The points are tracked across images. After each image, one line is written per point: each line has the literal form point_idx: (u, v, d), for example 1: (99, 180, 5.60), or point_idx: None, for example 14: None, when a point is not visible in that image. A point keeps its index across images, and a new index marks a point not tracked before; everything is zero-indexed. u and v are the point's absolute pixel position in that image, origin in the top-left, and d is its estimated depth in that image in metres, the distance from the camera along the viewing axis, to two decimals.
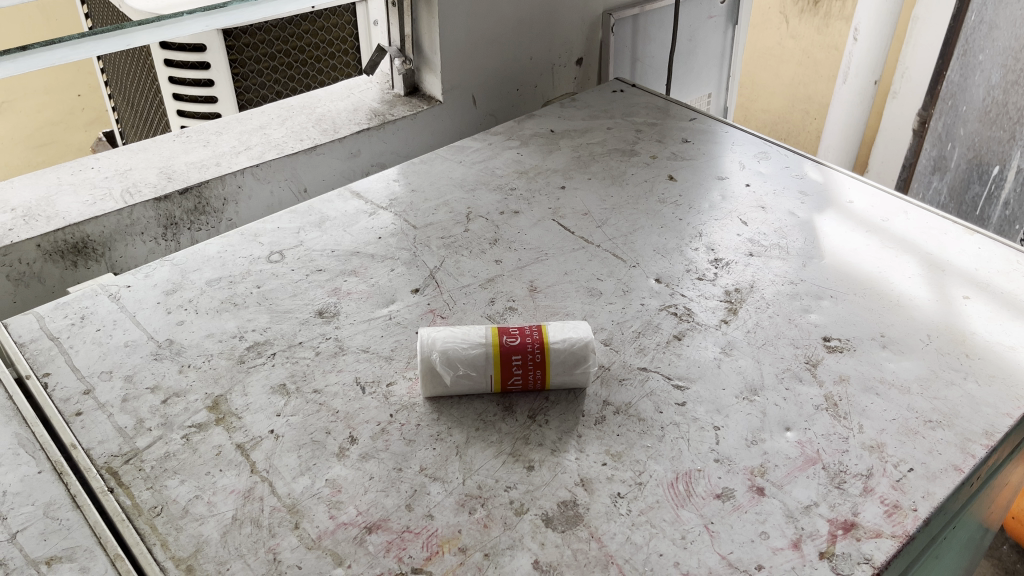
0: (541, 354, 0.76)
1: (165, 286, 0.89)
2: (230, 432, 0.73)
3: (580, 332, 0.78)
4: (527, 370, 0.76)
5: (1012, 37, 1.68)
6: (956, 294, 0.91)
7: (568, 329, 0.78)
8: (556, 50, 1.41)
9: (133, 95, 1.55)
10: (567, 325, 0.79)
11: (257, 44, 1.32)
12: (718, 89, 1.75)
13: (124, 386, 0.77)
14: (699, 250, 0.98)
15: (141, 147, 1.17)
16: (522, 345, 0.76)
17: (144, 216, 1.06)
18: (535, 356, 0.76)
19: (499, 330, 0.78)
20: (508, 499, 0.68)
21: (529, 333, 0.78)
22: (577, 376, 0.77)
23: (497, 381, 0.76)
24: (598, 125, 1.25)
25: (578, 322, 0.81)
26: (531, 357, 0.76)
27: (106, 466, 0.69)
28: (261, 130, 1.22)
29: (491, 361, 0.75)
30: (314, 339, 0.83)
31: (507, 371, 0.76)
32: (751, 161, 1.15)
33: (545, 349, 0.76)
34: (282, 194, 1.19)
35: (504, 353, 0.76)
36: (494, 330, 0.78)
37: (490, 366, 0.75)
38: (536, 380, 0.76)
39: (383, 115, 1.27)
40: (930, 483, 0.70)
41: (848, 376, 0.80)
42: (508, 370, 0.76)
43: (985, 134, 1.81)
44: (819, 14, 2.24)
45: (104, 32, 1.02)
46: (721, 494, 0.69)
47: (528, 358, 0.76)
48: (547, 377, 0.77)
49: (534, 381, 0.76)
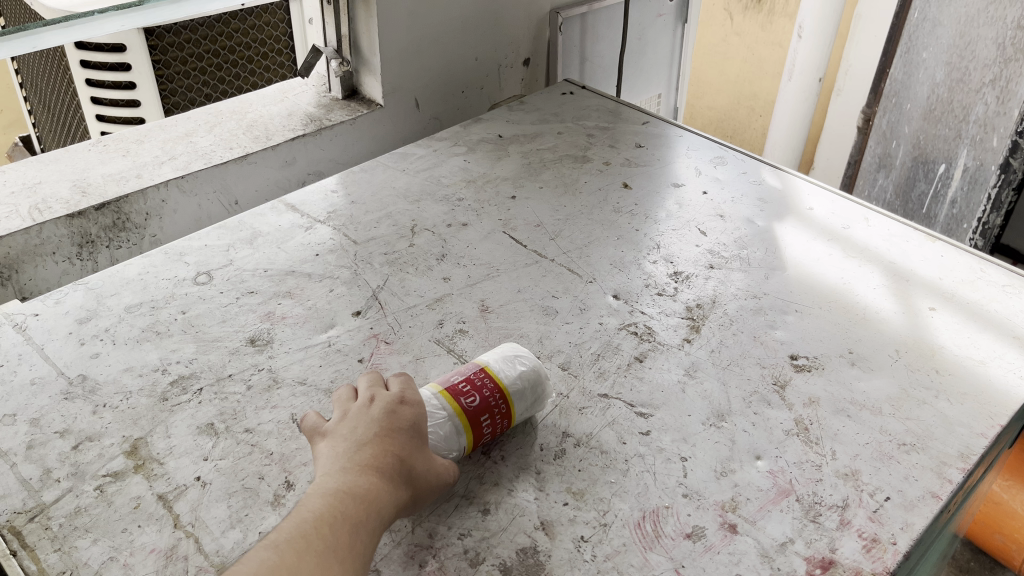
0: (506, 405, 0.69)
1: (78, 313, 0.81)
2: (150, 481, 0.65)
3: (525, 362, 0.72)
4: (496, 424, 0.69)
5: (956, 34, 1.67)
6: (922, 305, 0.87)
7: (515, 363, 0.72)
8: (503, 50, 1.35)
9: (49, 99, 1.44)
10: (506, 358, 0.73)
11: (183, 44, 1.23)
12: (668, 89, 1.72)
13: (30, 431, 0.68)
14: (657, 263, 0.93)
15: (54, 158, 1.08)
16: (486, 402, 0.69)
17: (56, 234, 0.97)
18: (500, 408, 0.69)
19: (448, 391, 0.69)
20: (462, 548, 0.62)
21: (479, 382, 0.70)
22: (533, 400, 0.71)
23: (469, 447, 0.68)
24: (548, 130, 1.20)
25: (509, 349, 0.74)
26: (497, 409, 0.69)
27: (8, 525, 0.61)
28: (187, 138, 1.14)
29: (463, 430, 0.67)
30: (245, 371, 0.75)
31: (478, 431, 0.68)
32: (707, 166, 1.11)
33: (506, 395, 0.69)
34: (210, 206, 1.11)
35: (470, 417, 0.68)
36: (443, 392, 0.69)
37: (461, 436, 0.67)
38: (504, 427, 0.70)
39: (319, 120, 1.19)
40: (909, 513, 0.66)
41: (817, 397, 0.76)
42: (477, 432, 0.68)
43: (930, 132, 1.80)
44: (764, 11, 2.22)
45: (8, 34, 0.93)
46: (691, 534, 0.64)
47: (495, 412, 0.69)
48: (514, 422, 0.70)
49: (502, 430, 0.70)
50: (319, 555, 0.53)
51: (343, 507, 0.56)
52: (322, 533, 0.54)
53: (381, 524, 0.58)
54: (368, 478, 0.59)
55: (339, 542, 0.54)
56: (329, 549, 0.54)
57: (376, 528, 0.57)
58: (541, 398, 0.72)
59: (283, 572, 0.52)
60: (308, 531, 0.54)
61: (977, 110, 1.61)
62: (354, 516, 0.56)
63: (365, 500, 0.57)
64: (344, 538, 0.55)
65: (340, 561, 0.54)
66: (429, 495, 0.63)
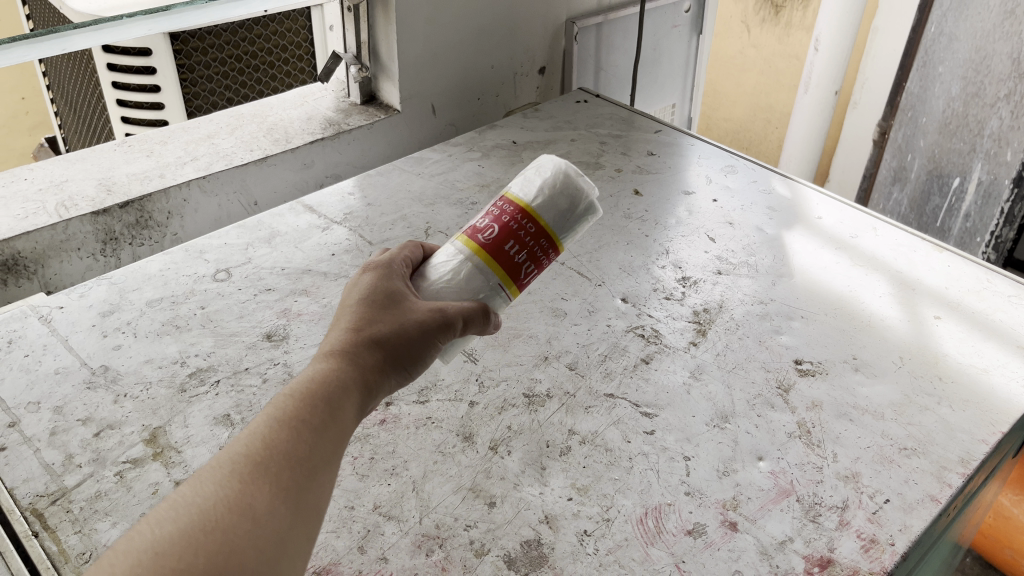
0: (531, 221, 0.64)
1: (101, 307, 0.83)
2: (168, 468, 0.67)
3: (545, 175, 0.66)
4: (530, 246, 0.64)
5: (971, 48, 1.68)
6: (927, 314, 0.89)
7: (535, 176, 0.66)
8: (519, 59, 1.37)
9: (76, 101, 1.48)
10: (528, 177, 0.67)
11: (207, 49, 1.27)
12: (682, 99, 1.73)
13: (53, 418, 0.71)
14: (666, 268, 0.95)
15: (80, 157, 1.11)
16: (506, 229, 0.64)
17: (81, 231, 1.00)
18: (529, 229, 0.64)
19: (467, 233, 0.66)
20: (468, 539, 0.64)
21: (500, 211, 0.65)
22: (567, 204, 0.65)
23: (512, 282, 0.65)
24: (562, 137, 1.22)
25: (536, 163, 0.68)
26: (524, 232, 0.64)
27: (31, 507, 0.63)
28: (209, 140, 1.17)
29: (488, 266, 0.64)
30: (262, 364, 0.78)
31: (505, 262, 0.64)
32: (718, 175, 1.13)
33: (528, 214, 0.64)
34: (230, 207, 1.13)
35: (491, 249, 0.64)
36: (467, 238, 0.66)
37: (492, 276, 0.64)
38: (540, 245, 0.65)
39: (338, 124, 1.22)
40: (908, 515, 0.67)
41: (820, 401, 0.78)
42: (507, 261, 0.64)
43: (945, 145, 1.81)
44: (781, 23, 2.24)
45: (39, 36, 0.96)
46: (692, 531, 0.65)
47: (523, 236, 0.64)
48: (553, 235, 0.65)
49: (540, 250, 0.65)
50: (269, 469, 0.45)
51: (289, 409, 0.48)
52: (271, 443, 0.46)
53: (342, 415, 0.50)
54: (314, 371, 0.52)
55: (288, 445, 0.46)
56: (282, 458, 0.45)
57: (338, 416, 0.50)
58: (580, 194, 0.66)
59: (234, 498, 0.43)
60: (249, 448, 0.45)
61: (992, 124, 1.62)
62: (302, 414, 0.48)
63: (314, 394, 0.49)
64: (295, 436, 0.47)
65: (295, 470, 0.45)
66: (413, 354, 0.56)
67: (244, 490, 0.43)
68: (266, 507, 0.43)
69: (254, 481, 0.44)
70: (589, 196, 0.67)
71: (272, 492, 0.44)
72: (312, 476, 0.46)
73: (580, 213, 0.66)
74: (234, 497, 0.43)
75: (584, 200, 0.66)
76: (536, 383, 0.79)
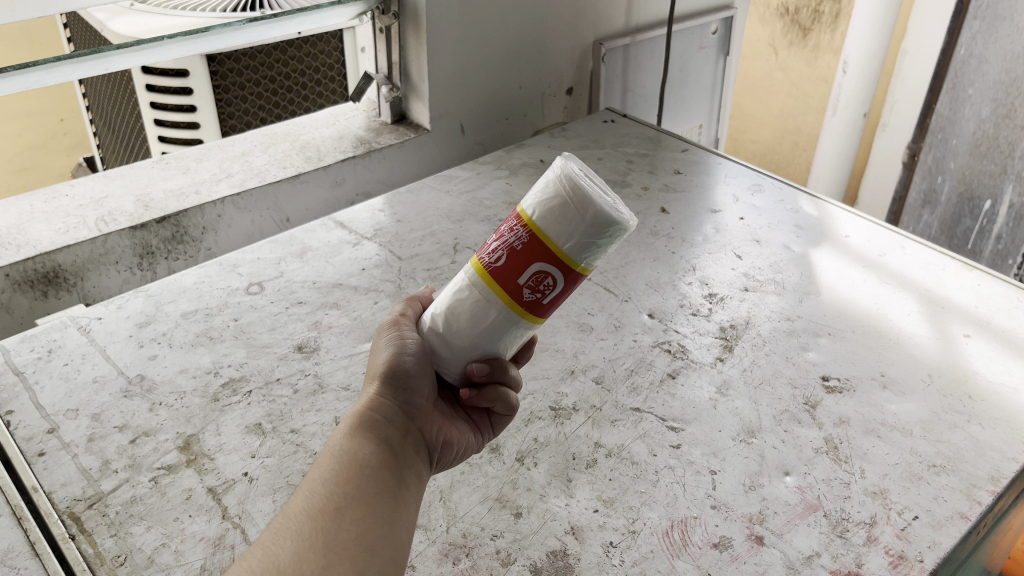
0: (517, 218, 0.59)
1: (138, 318, 0.86)
2: (201, 475, 0.68)
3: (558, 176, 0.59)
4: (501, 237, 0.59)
5: (1002, 70, 1.67)
6: (956, 331, 0.88)
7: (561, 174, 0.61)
8: (547, 79, 1.39)
9: (114, 120, 1.51)
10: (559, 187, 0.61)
11: (241, 70, 1.29)
12: (709, 120, 1.74)
13: (91, 425, 0.73)
14: (692, 285, 0.95)
15: (119, 174, 1.14)
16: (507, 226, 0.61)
17: (119, 245, 1.03)
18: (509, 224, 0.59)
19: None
20: (494, 548, 0.64)
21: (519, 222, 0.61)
22: (553, 194, 0.56)
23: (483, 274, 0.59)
24: (589, 155, 1.23)
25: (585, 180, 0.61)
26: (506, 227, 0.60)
27: (69, 510, 0.65)
28: (243, 158, 1.19)
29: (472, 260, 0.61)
30: (293, 375, 0.79)
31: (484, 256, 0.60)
32: (745, 194, 1.13)
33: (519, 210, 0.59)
34: (263, 222, 1.16)
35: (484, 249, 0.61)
36: None
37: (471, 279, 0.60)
38: (516, 238, 0.57)
39: (369, 143, 1.24)
40: (936, 532, 0.66)
41: (847, 418, 0.77)
42: (485, 254, 0.59)
43: (975, 167, 1.80)
44: (809, 46, 2.24)
45: (81, 56, 0.98)
46: (718, 544, 0.65)
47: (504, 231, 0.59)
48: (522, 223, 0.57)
49: (514, 242, 0.57)
50: (294, 529, 0.49)
51: (307, 476, 0.53)
52: (293, 509, 0.51)
53: (358, 452, 0.55)
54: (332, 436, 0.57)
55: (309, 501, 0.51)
56: (305, 515, 0.50)
57: (355, 458, 0.54)
58: (570, 187, 0.56)
59: (264, 562, 0.47)
60: (277, 524, 0.50)
61: None
62: (316, 473, 0.53)
63: (327, 453, 0.55)
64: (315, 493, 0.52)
65: (317, 519, 0.50)
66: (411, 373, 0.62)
67: (274, 550, 0.48)
68: (293, 559, 0.47)
69: (283, 539, 0.49)
70: (569, 182, 0.56)
71: (297, 545, 0.48)
72: (339, 515, 0.50)
73: (578, 210, 0.55)
74: (263, 563, 0.47)
75: (576, 192, 0.56)
76: (563, 396, 0.79)
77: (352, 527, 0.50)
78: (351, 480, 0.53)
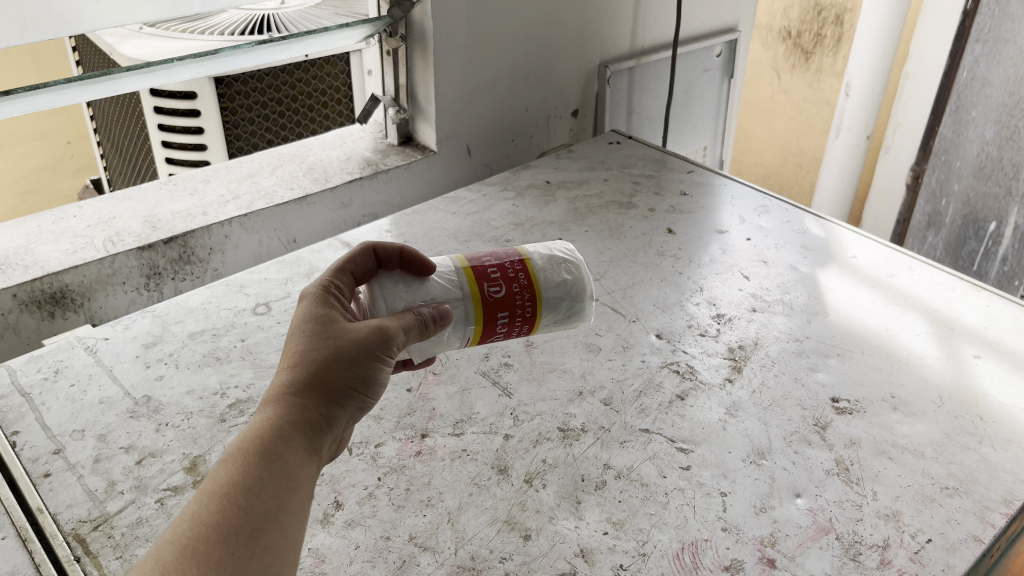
0: (530, 308, 0.72)
1: (144, 338, 0.85)
2: None
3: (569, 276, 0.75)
4: (511, 321, 0.72)
5: (1006, 92, 1.68)
6: (966, 353, 0.87)
7: (562, 269, 0.74)
8: (553, 102, 1.40)
9: (121, 141, 1.52)
10: (559, 272, 0.74)
11: (250, 92, 1.30)
12: (714, 141, 1.74)
13: (97, 446, 0.72)
14: (700, 305, 0.95)
15: (127, 196, 1.14)
16: (509, 299, 0.72)
17: (126, 265, 1.03)
18: (525, 311, 0.72)
19: (476, 274, 0.72)
20: (503, 571, 0.64)
21: (518, 286, 0.72)
22: (565, 313, 0.75)
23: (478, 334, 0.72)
24: (595, 177, 1.23)
25: (570, 259, 0.76)
26: (519, 312, 0.72)
27: (74, 532, 0.64)
28: (251, 179, 1.20)
29: (474, 323, 0.71)
30: None
31: (492, 329, 0.72)
32: (751, 215, 1.13)
33: (536, 304, 0.73)
34: (270, 243, 1.16)
35: (491, 309, 0.71)
36: (474, 282, 0.71)
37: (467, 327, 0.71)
38: (518, 333, 0.74)
39: (376, 165, 1.25)
40: (950, 555, 0.66)
41: (858, 439, 0.77)
42: (494, 318, 0.71)
43: (980, 189, 1.80)
44: (811, 69, 2.25)
45: (91, 78, 0.99)
46: (729, 567, 0.65)
47: (514, 316, 0.72)
48: (533, 326, 0.74)
49: (517, 330, 0.73)
50: (205, 542, 0.48)
51: (225, 475, 0.51)
52: (202, 519, 0.49)
53: (287, 463, 0.53)
54: (256, 423, 0.54)
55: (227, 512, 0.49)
56: (215, 531, 0.48)
57: (282, 468, 0.52)
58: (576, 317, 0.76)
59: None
60: (187, 525, 0.48)
61: None
62: (240, 476, 0.51)
63: (253, 454, 0.52)
64: (233, 502, 0.50)
65: (231, 538, 0.48)
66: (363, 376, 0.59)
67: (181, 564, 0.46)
68: None
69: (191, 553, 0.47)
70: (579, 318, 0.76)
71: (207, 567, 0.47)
72: (255, 539, 0.49)
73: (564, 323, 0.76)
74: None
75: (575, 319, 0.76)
76: (571, 417, 0.79)
77: (263, 553, 0.49)
78: (275, 493, 0.51)
